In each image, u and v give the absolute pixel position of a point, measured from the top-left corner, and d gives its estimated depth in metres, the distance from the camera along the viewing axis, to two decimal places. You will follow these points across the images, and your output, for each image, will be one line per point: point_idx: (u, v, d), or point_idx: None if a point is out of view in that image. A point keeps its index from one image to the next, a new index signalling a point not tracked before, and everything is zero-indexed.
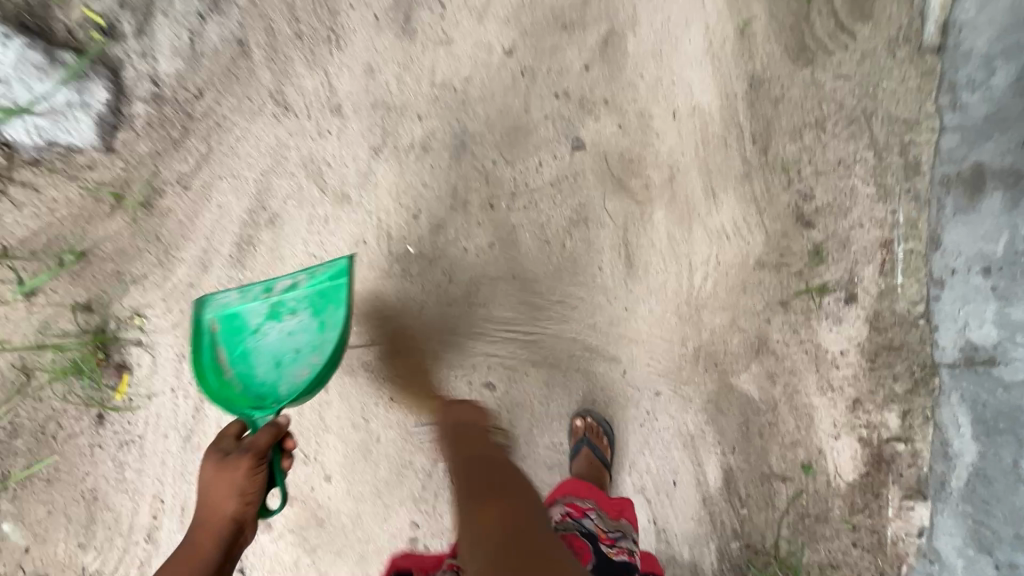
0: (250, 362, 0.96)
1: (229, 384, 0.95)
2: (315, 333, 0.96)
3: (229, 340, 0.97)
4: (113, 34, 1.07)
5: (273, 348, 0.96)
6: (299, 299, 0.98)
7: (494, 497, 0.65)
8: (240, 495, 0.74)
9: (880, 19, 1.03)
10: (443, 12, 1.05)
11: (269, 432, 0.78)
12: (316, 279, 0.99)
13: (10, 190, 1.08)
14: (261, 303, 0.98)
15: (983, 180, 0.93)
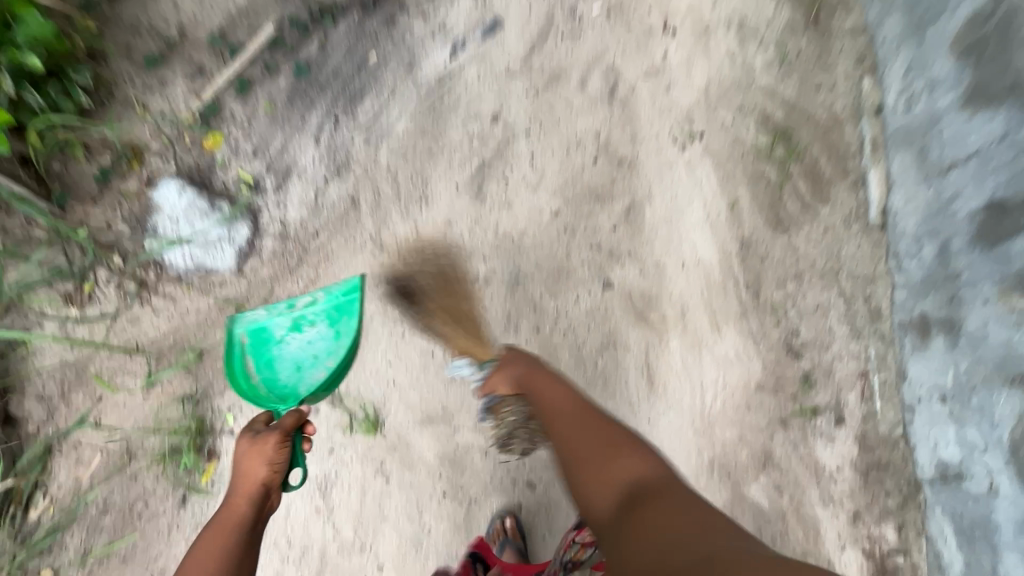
0: (274, 368, 1.21)
1: (256, 385, 1.19)
2: (330, 341, 1.22)
3: (256, 351, 1.23)
4: (258, 189, 1.44)
5: (294, 353, 1.21)
6: (317, 313, 1.25)
7: (616, 456, 0.87)
8: (269, 465, 0.99)
9: (837, 202, 1.36)
10: (506, 185, 1.41)
11: (294, 416, 1.02)
12: (330, 296, 1.25)
13: (154, 300, 1.38)
14: (285, 317, 1.25)
15: (928, 327, 1.16)
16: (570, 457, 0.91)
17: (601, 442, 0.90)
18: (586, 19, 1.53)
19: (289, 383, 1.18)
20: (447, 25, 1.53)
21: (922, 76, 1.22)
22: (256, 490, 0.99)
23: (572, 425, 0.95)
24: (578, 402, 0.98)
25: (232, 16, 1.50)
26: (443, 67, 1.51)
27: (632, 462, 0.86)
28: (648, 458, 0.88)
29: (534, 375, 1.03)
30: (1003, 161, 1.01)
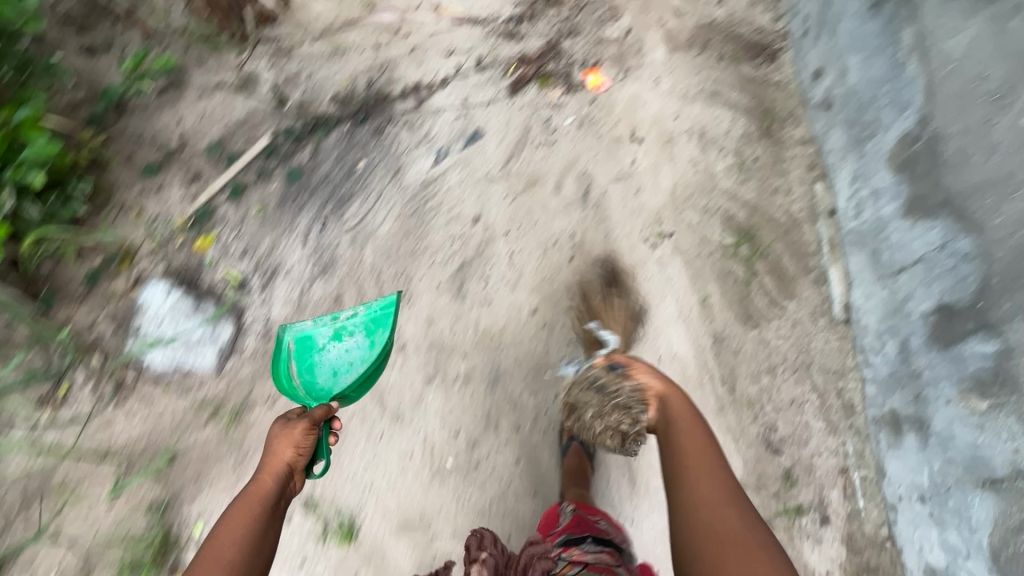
0: (313, 373, 1.23)
1: (294, 388, 1.21)
2: (365, 349, 1.25)
3: (299, 356, 1.26)
4: (244, 288, 1.48)
5: (333, 360, 1.24)
6: (357, 324, 1.29)
7: (747, 555, 0.74)
8: (297, 449, 0.98)
9: (802, 297, 1.43)
10: (486, 282, 1.47)
11: (325, 408, 1.05)
12: (368, 309, 1.31)
13: (130, 401, 1.37)
14: (328, 326, 1.28)
15: (900, 423, 1.17)
16: (697, 543, 0.79)
17: (744, 540, 0.76)
18: (559, 130, 1.67)
19: (325, 388, 1.20)
20: (431, 136, 1.66)
21: (866, 185, 1.33)
22: (279, 474, 0.95)
23: (707, 506, 0.81)
24: (727, 484, 0.84)
25: (230, 125, 1.67)
26: (426, 172, 1.62)
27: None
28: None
29: (675, 427, 0.98)
30: (946, 268, 1.05)
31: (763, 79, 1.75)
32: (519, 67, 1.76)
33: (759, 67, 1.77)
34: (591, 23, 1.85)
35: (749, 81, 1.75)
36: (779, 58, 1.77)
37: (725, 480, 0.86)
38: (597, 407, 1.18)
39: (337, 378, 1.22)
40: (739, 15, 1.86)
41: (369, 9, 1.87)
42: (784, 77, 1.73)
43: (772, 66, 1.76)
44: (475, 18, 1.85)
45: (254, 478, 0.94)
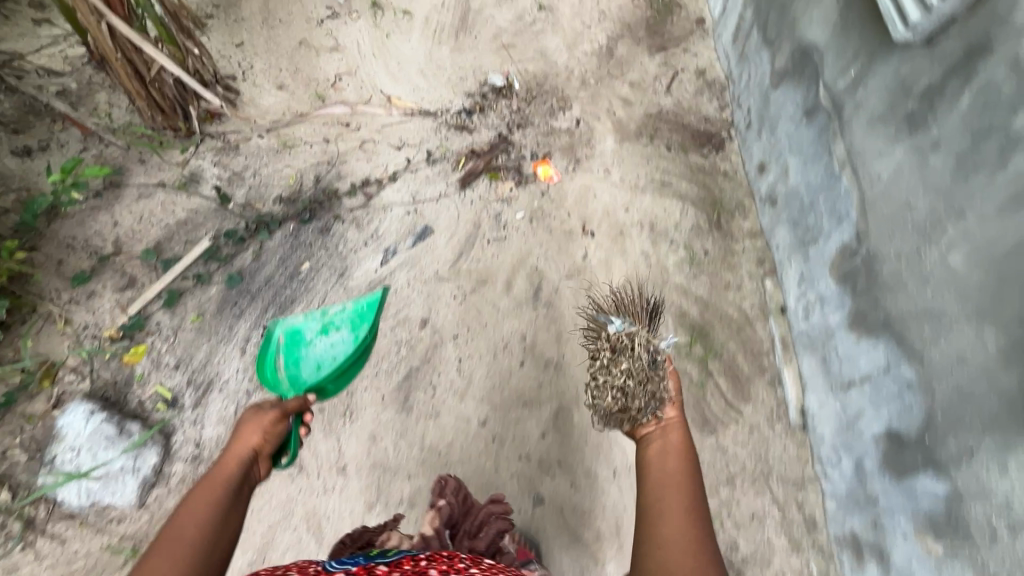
0: (298, 367, 1.30)
1: (277, 380, 1.27)
2: (349, 343, 1.34)
3: (287, 350, 1.33)
4: (174, 405, 1.41)
5: (318, 354, 1.32)
6: (343, 318, 1.38)
7: None
8: (264, 435, 0.98)
9: (757, 401, 1.39)
10: (433, 393, 1.41)
11: (299, 400, 1.09)
12: (356, 303, 1.39)
13: (38, 542, 1.28)
14: (316, 322, 1.36)
15: (862, 548, 1.12)
16: None
17: None
18: (510, 225, 1.65)
19: (308, 381, 1.28)
20: (380, 234, 1.63)
21: (813, 289, 1.32)
22: (243, 460, 0.94)
23: (676, 554, 0.73)
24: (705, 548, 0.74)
25: (170, 228, 1.61)
26: (374, 273, 1.58)
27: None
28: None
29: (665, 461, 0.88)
30: (892, 393, 1.03)
31: (711, 169, 1.77)
32: (470, 160, 1.75)
33: (706, 156, 1.80)
34: (542, 113, 1.87)
35: (697, 171, 1.77)
36: (725, 148, 1.81)
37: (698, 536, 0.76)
38: (634, 367, 1.04)
39: (320, 372, 1.30)
40: (685, 105, 1.91)
41: (320, 104, 1.88)
42: (731, 168, 1.76)
43: (719, 156, 1.79)
44: (426, 110, 1.86)
45: (217, 462, 0.91)
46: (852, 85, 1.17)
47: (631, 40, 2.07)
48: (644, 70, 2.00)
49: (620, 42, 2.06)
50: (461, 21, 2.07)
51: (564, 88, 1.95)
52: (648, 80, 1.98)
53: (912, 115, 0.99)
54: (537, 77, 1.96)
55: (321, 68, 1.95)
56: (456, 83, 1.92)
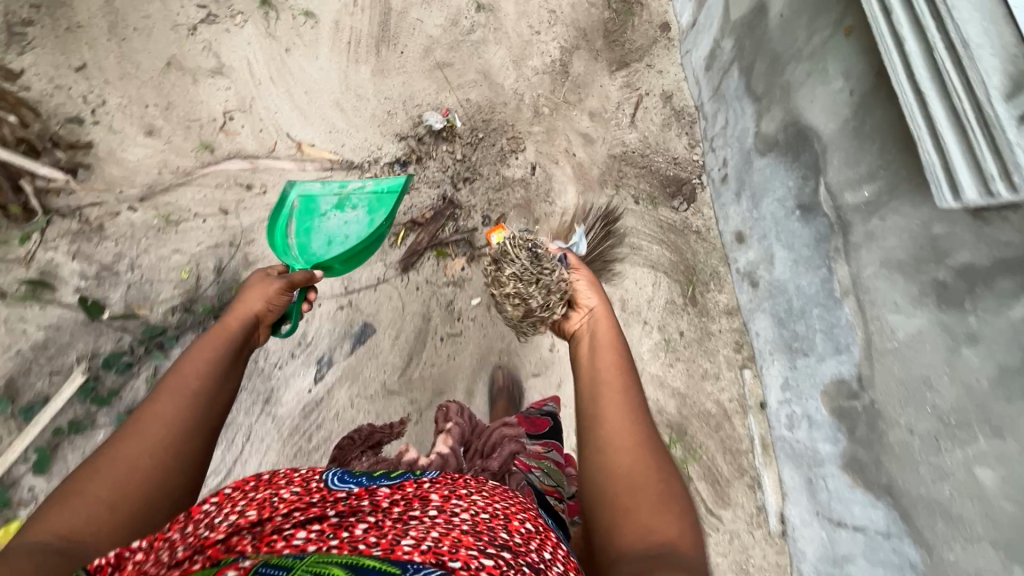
0: (309, 237, 1.27)
1: (288, 245, 1.22)
2: (362, 226, 1.31)
3: (301, 218, 1.29)
4: None
5: (329, 228, 1.28)
6: (361, 199, 1.34)
7: (639, 460, 0.76)
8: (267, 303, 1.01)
9: (737, 506, 1.35)
10: None
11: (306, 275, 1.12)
12: (376, 186, 1.36)
13: None
14: (334, 195, 1.33)
15: None
16: (596, 434, 0.80)
17: (639, 448, 0.78)
18: (465, 315, 1.42)
19: (318, 252, 1.24)
20: (309, 340, 1.35)
21: (799, 402, 1.24)
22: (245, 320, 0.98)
23: (610, 403, 0.83)
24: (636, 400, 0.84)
25: (24, 356, 1.25)
26: (308, 394, 1.31)
27: (672, 528, 0.68)
28: (697, 539, 0.68)
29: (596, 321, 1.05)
30: (889, 560, 0.99)
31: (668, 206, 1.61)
32: (411, 231, 1.46)
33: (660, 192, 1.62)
34: (490, 159, 1.58)
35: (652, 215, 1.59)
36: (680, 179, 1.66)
37: (639, 417, 0.82)
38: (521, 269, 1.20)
39: (331, 248, 1.26)
40: (651, 142, 1.68)
41: (207, 157, 1.47)
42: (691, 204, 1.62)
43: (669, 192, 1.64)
44: (349, 163, 1.51)
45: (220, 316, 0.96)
46: (863, 208, 1.01)
47: (588, 52, 1.76)
48: (605, 95, 1.72)
49: (575, 55, 1.75)
50: (382, 28, 1.66)
51: (515, 122, 1.64)
52: (610, 109, 1.71)
53: (944, 286, 0.85)
54: (481, 108, 1.63)
55: (203, 102, 1.52)
56: (383, 122, 1.57)
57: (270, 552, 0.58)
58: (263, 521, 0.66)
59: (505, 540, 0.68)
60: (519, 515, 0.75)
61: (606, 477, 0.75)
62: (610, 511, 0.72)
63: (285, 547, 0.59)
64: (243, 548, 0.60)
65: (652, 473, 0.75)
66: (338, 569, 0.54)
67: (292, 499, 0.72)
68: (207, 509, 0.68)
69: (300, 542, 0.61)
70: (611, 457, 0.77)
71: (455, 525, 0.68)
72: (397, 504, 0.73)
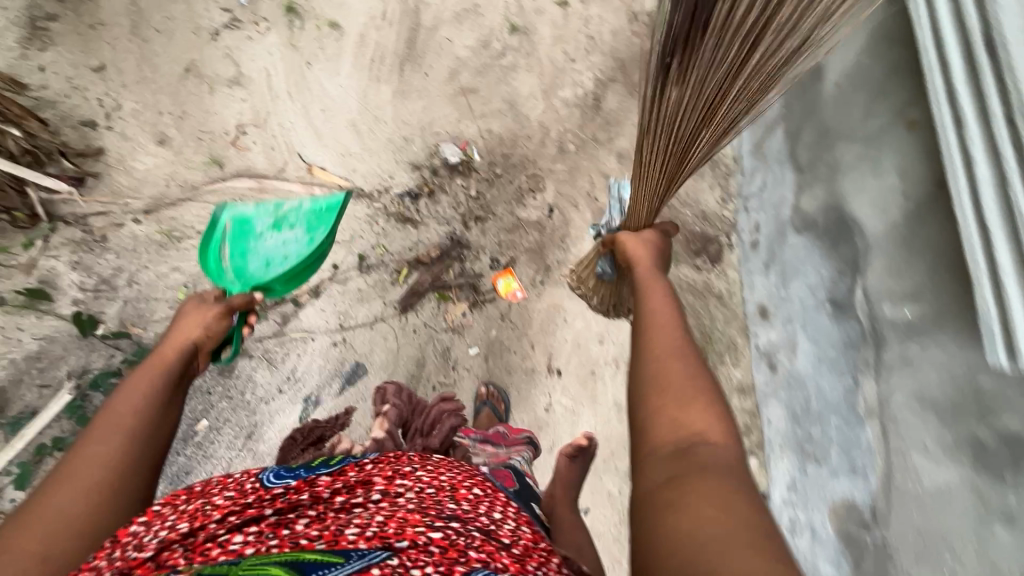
0: (246, 258, 1.15)
1: (223, 272, 1.12)
2: (303, 246, 1.17)
3: (235, 239, 1.17)
4: None
5: (268, 249, 1.16)
6: (299, 217, 1.20)
7: (683, 395, 0.72)
8: (206, 330, 0.98)
9: None
10: None
11: (247, 299, 1.06)
12: (315, 204, 1.21)
13: None
14: (269, 214, 1.19)
15: None
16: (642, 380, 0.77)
17: (681, 385, 0.73)
18: (461, 365, 1.37)
19: (255, 277, 1.12)
20: (298, 376, 1.32)
21: (803, 509, 1.14)
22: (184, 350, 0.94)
23: (659, 339, 0.80)
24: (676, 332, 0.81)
25: (17, 365, 1.25)
26: (291, 434, 1.28)
27: (708, 428, 0.67)
28: (733, 432, 0.68)
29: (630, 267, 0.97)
30: None
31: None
32: (414, 270, 1.41)
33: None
34: (506, 198, 1.50)
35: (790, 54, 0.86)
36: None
37: (677, 325, 0.83)
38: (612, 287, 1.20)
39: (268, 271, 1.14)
40: (681, 192, 1.57)
41: (216, 172, 1.43)
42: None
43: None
44: (359, 191, 1.45)
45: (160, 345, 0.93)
46: (901, 327, 0.90)
47: (624, 86, 1.63)
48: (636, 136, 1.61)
49: (609, 88, 1.63)
50: (408, 46, 1.58)
51: (536, 158, 1.55)
52: None
53: (983, 447, 0.75)
54: (503, 141, 1.54)
55: (217, 113, 1.47)
56: (398, 149, 1.50)
57: (204, 560, 0.58)
58: (195, 531, 0.65)
59: (452, 510, 0.71)
60: (465, 484, 0.80)
61: (645, 389, 0.75)
62: (649, 416, 0.72)
63: (221, 554, 0.59)
64: (173, 564, 0.59)
65: (693, 384, 0.73)
66: (279, 568, 0.55)
67: (223, 505, 0.70)
68: (134, 533, 0.66)
69: (236, 547, 0.61)
70: (657, 374, 0.75)
71: (400, 505, 0.70)
72: (339, 496, 0.72)
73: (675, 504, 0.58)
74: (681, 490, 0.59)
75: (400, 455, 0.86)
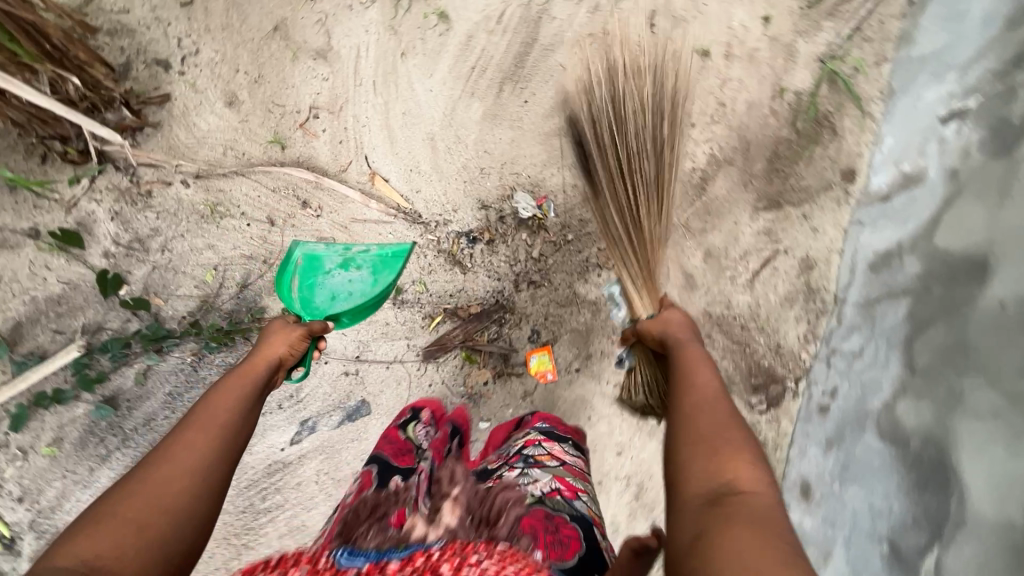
0: (312, 291, 1.09)
1: (291, 300, 1.08)
2: (368, 286, 1.13)
3: (304, 275, 1.12)
4: (10, 548, 1.21)
5: (334, 285, 1.11)
6: (366, 259, 1.17)
7: (720, 449, 0.71)
8: (289, 349, 0.91)
9: None
10: None
11: (323, 325, 1.00)
12: (380, 250, 1.19)
13: None
14: (338, 253, 1.15)
15: None
16: (676, 433, 0.77)
17: (717, 440, 0.72)
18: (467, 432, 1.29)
19: (319, 309, 1.07)
20: (301, 396, 1.26)
21: None
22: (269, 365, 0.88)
23: (695, 396, 0.80)
24: (712, 386, 0.82)
25: (37, 304, 1.22)
26: (278, 453, 1.25)
27: (741, 473, 0.67)
28: (773, 489, 0.66)
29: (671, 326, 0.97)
30: None
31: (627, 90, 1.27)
32: (448, 320, 1.30)
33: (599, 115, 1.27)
34: (568, 267, 1.34)
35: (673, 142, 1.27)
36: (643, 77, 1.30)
37: (714, 378, 0.84)
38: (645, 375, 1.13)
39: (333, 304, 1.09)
40: (760, 315, 1.39)
41: (275, 154, 1.33)
42: (664, 83, 1.28)
43: (638, 104, 1.25)
44: (416, 216, 1.33)
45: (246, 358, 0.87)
46: None
47: (740, 172, 1.43)
48: (734, 235, 1.41)
49: (722, 169, 1.43)
50: (515, 63, 1.39)
51: None
52: (731, 254, 1.41)
53: None
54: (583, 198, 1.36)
55: (294, 86, 1.34)
56: (471, 180, 1.35)
57: None
58: None
59: None
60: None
61: (681, 433, 0.77)
62: (683, 465, 0.72)
63: None
64: None
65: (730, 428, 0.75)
66: None
67: None
68: None
69: None
70: (690, 419, 0.77)
71: None
72: None
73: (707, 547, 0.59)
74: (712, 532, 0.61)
75: (467, 546, 0.74)
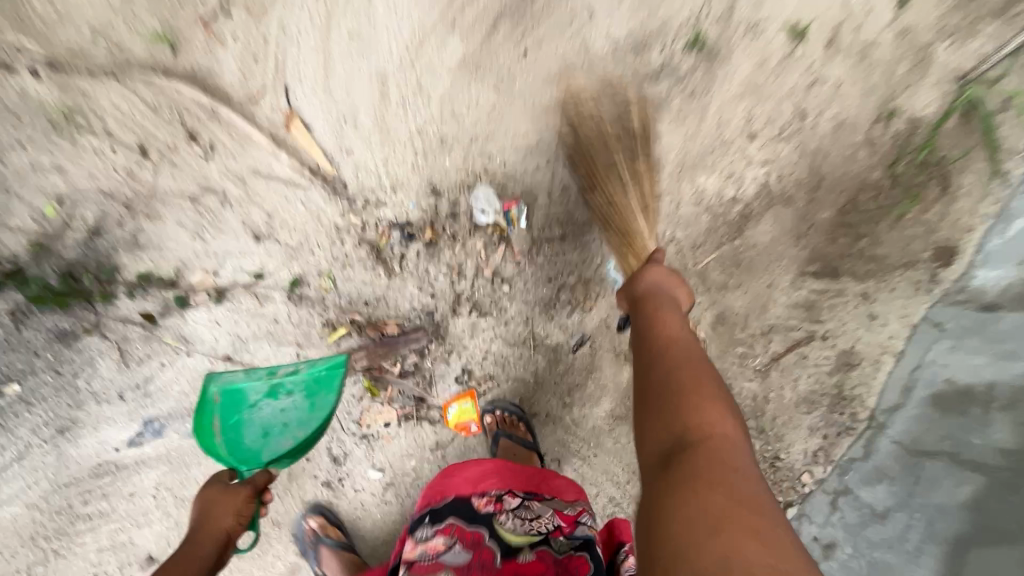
0: (240, 431, 0.95)
1: (214, 446, 0.94)
2: (303, 413, 0.98)
3: (226, 413, 0.97)
4: None
5: (264, 419, 0.96)
6: (297, 381, 0.99)
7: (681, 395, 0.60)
8: (226, 522, 0.79)
9: None
10: None
11: (269, 475, 0.86)
12: (311, 367, 1.00)
13: None
14: (262, 381, 0.98)
15: None
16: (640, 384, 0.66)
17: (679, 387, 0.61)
18: (351, 479, 1.06)
19: (251, 451, 0.94)
20: (152, 389, 0.99)
21: None
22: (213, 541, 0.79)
23: (656, 342, 0.69)
24: (675, 330, 0.70)
25: None
26: (111, 453, 1.00)
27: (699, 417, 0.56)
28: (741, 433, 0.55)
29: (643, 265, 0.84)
30: None
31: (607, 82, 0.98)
32: (353, 335, 1.02)
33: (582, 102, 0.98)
34: (530, 299, 1.03)
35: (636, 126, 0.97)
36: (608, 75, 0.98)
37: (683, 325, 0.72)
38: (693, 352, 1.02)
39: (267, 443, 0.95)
40: (764, 413, 1.07)
41: (162, 59, 0.91)
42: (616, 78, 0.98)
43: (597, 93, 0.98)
44: (339, 186, 0.98)
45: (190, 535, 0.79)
46: None
47: (795, 218, 1.03)
48: (760, 301, 1.05)
49: (773, 208, 1.03)
50: None
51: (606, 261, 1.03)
52: (749, 326, 1.06)
53: None
54: (569, 202, 1.01)
55: None
56: (425, 151, 0.98)
57: None
58: None
59: None
60: None
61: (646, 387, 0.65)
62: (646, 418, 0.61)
63: None
64: None
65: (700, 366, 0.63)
66: None
67: None
68: None
69: None
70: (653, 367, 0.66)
71: None
72: None
73: (662, 503, 0.49)
74: (676, 480, 0.50)
75: None
